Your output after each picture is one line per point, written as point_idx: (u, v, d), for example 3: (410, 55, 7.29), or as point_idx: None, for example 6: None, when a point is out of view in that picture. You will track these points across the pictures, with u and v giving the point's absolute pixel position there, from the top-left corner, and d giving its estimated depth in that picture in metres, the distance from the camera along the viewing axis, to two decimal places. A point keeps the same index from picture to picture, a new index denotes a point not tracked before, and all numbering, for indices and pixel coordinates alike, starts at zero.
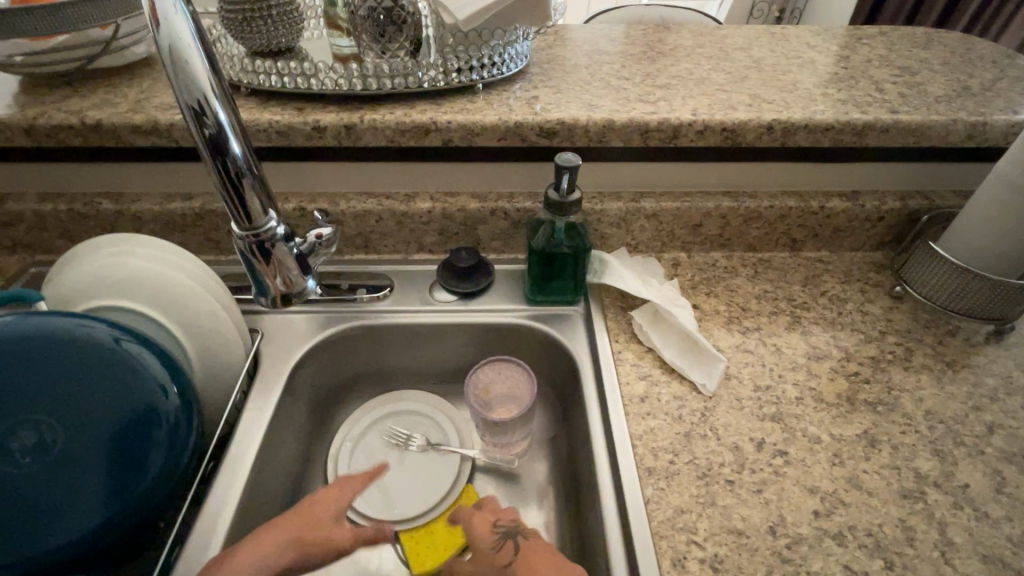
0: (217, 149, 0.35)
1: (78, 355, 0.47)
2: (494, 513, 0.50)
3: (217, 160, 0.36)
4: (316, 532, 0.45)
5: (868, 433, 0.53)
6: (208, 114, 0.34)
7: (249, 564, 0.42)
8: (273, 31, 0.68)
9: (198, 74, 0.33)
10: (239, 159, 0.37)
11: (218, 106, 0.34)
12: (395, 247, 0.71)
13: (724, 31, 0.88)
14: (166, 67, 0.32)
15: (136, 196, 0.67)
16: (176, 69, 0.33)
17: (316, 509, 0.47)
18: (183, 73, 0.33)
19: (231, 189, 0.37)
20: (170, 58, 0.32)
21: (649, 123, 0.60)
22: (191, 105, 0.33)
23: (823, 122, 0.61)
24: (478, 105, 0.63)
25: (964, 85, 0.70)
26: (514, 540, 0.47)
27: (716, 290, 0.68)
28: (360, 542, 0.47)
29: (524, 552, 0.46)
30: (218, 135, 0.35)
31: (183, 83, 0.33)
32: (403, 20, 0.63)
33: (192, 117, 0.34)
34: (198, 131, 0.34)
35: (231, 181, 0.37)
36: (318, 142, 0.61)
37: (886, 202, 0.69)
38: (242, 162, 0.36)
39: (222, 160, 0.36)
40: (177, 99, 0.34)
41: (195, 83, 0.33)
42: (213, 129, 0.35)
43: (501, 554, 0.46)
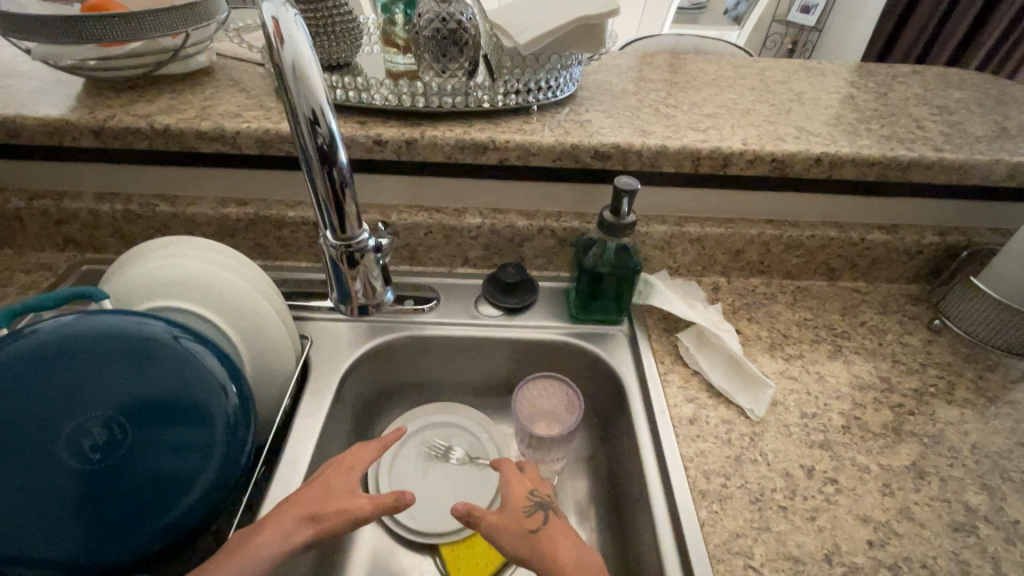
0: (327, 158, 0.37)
1: (143, 354, 0.47)
2: (533, 482, 0.51)
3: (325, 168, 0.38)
4: (333, 499, 0.46)
5: (916, 465, 0.53)
6: (321, 125, 0.36)
7: (273, 537, 0.42)
8: (333, 47, 0.71)
9: (318, 87, 0.35)
10: (343, 169, 0.39)
11: (329, 118, 0.37)
12: (440, 260, 0.72)
13: (762, 64, 0.90)
14: (289, 81, 0.35)
15: (192, 200, 0.69)
16: (297, 83, 0.35)
17: (331, 481, 0.48)
18: (303, 86, 0.35)
19: (335, 199, 0.39)
20: (291, 73, 0.35)
21: (701, 151, 0.62)
22: (307, 116, 0.36)
23: (869, 157, 0.63)
24: (533, 126, 0.65)
25: (1002, 127, 0.72)
26: (546, 513, 0.48)
27: (757, 316, 0.69)
28: (379, 509, 0.46)
29: (555, 525, 0.46)
30: (330, 144, 0.37)
31: (303, 95, 0.35)
32: (464, 41, 0.65)
33: (307, 128, 0.36)
34: (312, 140, 0.36)
35: (336, 190, 0.39)
36: (377, 156, 0.62)
37: (925, 237, 0.70)
38: (349, 172, 0.38)
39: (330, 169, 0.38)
40: (294, 111, 0.36)
41: (313, 94, 0.35)
42: (325, 139, 0.37)
43: (530, 520, 0.47)
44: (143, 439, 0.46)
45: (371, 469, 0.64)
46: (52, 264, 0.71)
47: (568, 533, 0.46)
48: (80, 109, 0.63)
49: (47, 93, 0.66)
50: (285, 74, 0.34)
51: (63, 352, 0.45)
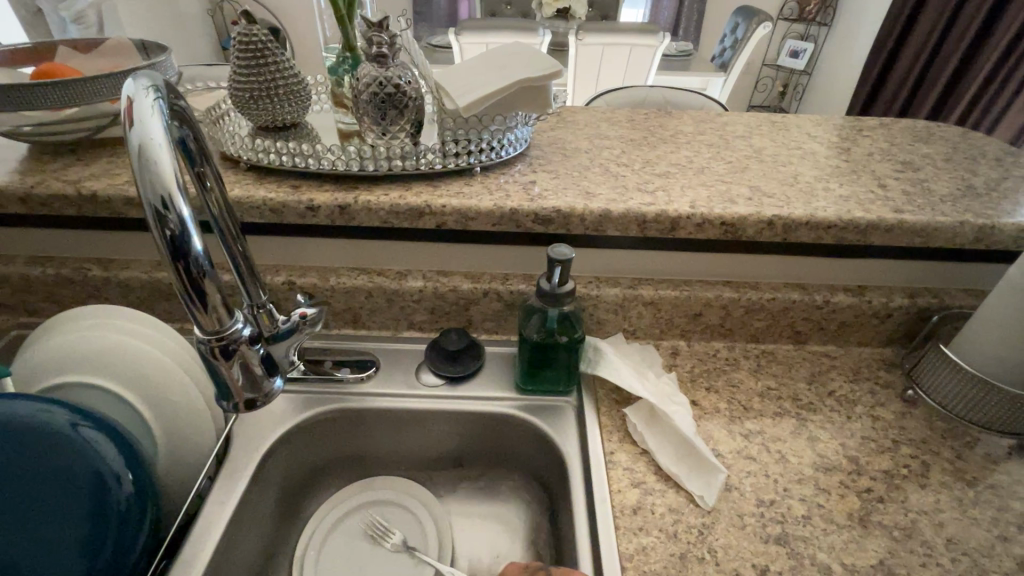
0: (179, 247, 0.32)
1: (29, 440, 0.44)
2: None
3: (176, 261, 0.32)
4: None
5: (884, 564, 0.48)
6: (170, 210, 0.32)
7: None
8: (278, 108, 0.70)
9: (166, 168, 0.31)
10: (202, 259, 0.33)
11: (182, 200, 0.32)
12: (384, 324, 0.69)
13: (725, 118, 0.89)
14: (133, 163, 0.31)
15: (127, 263, 0.66)
16: (142, 165, 0.31)
17: None
18: (149, 168, 0.31)
19: (191, 294, 0.33)
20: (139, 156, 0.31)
21: (647, 215, 0.59)
22: (153, 200, 0.31)
23: (825, 220, 0.60)
24: (475, 189, 0.62)
25: (968, 185, 0.69)
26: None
27: (717, 385, 0.65)
28: None
29: None
30: (180, 231, 0.32)
31: (147, 178, 0.31)
32: (405, 104, 0.64)
33: (153, 215, 0.31)
34: (158, 229, 0.31)
35: (192, 285, 0.33)
36: (310, 221, 0.60)
37: (894, 299, 0.66)
38: (206, 262, 0.33)
39: (183, 262, 0.32)
40: (140, 196, 0.31)
41: (163, 176, 0.31)
42: (175, 228, 0.32)
43: None
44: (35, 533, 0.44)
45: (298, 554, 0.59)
46: None
47: None
48: (14, 174, 0.62)
49: None
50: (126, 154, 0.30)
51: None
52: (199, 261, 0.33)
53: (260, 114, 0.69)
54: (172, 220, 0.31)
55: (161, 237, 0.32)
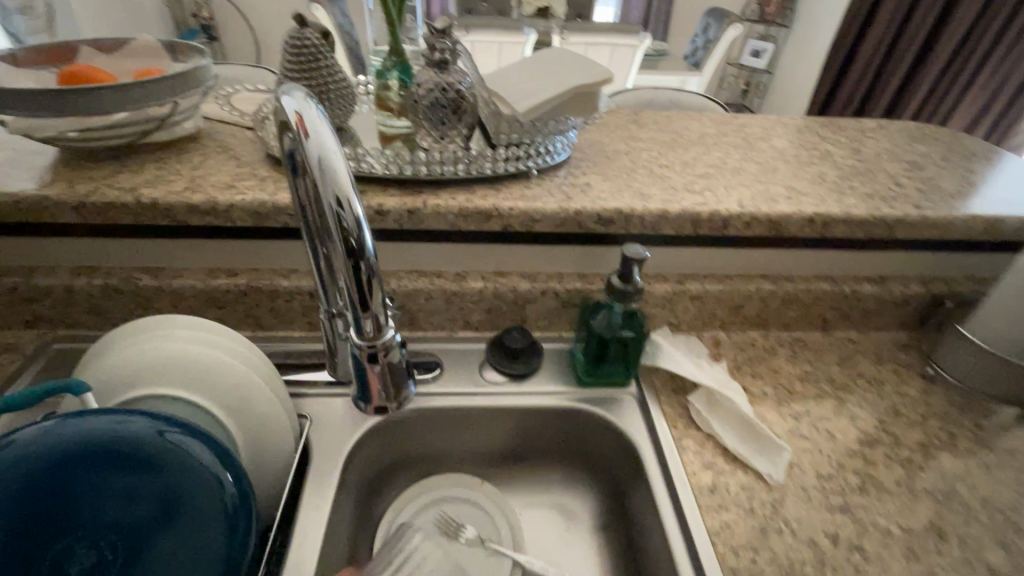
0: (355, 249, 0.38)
1: (127, 456, 0.43)
2: None
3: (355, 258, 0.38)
4: None
5: (934, 524, 0.53)
6: (349, 215, 0.36)
7: None
8: (328, 113, 0.70)
9: (346, 178, 0.35)
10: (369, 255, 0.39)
11: (356, 205, 0.37)
12: (441, 325, 0.70)
13: (740, 120, 0.94)
14: (316, 174, 0.35)
15: (178, 272, 0.65)
16: (325, 177, 0.35)
17: None
18: (331, 180, 0.35)
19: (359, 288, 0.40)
20: (318, 165, 0.35)
21: (701, 214, 0.63)
22: (335, 208, 0.36)
23: (858, 216, 0.66)
24: (535, 191, 0.65)
25: (969, 182, 0.76)
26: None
27: (760, 371, 0.69)
28: None
29: None
30: (358, 233, 0.37)
31: (330, 189, 0.35)
32: (463, 110, 0.65)
33: (334, 220, 0.36)
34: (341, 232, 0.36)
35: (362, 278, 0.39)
36: (379, 226, 0.61)
37: (911, 287, 0.73)
38: (375, 260, 0.39)
39: (357, 261, 0.38)
40: (321, 202, 0.36)
41: (342, 185, 0.35)
42: (353, 229, 0.37)
43: None
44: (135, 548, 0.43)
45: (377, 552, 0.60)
46: (18, 344, 0.65)
47: None
48: (60, 183, 0.60)
49: (21, 167, 0.62)
50: (316, 165, 0.34)
51: (29, 473, 0.40)
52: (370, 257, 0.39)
53: None
54: (352, 223, 0.36)
55: (340, 238, 0.37)
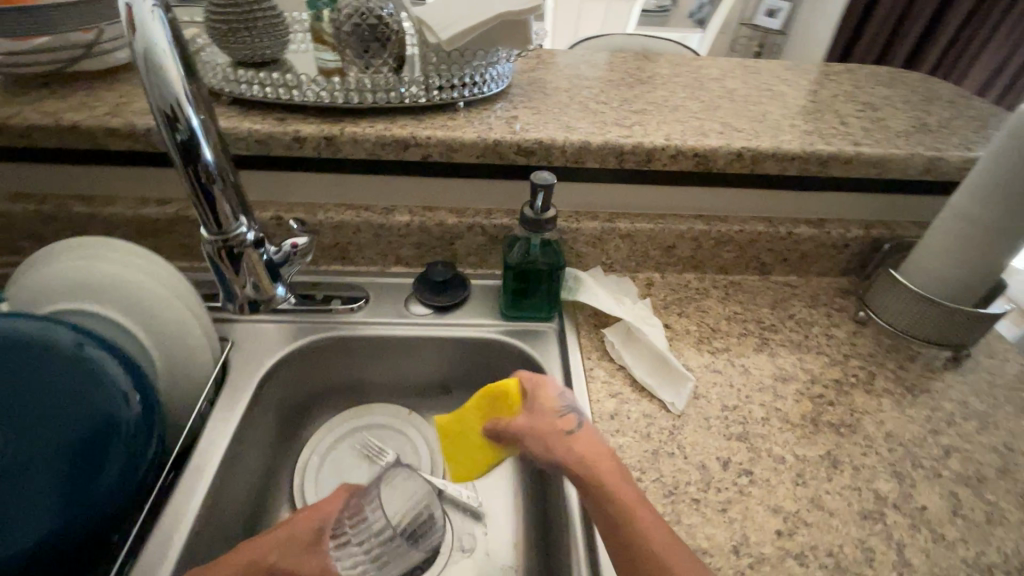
0: (189, 157, 0.37)
1: (38, 359, 0.45)
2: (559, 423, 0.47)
3: (188, 166, 0.38)
4: (556, 434, 0.46)
5: (831, 454, 0.54)
6: (180, 120, 0.36)
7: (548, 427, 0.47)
8: (258, 43, 0.69)
9: (172, 79, 0.35)
10: (210, 166, 0.39)
11: (190, 112, 0.36)
12: (372, 259, 0.71)
13: (700, 63, 0.91)
14: (142, 72, 0.34)
15: (110, 200, 0.66)
16: (152, 77, 0.35)
17: (549, 429, 0.46)
18: (159, 81, 0.35)
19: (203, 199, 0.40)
20: (145, 63, 0.34)
21: (624, 146, 0.62)
22: (164, 111, 0.35)
23: (790, 151, 0.64)
24: (459, 122, 0.64)
25: (922, 123, 0.73)
26: (577, 417, 0.48)
27: (687, 311, 0.69)
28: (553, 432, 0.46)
29: (584, 438, 0.46)
30: (191, 141, 0.37)
31: (158, 91, 0.35)
32: (388, 37, 0.64)
33: (165, 124, 0.36)
34: (170, 137, 0.36)
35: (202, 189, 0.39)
36: (297, 153, 0.61)
37: (850, 231, 0.71)
38: (213, 172, 0.39)
39: (195, 169, 0.38)
40: (151, 103, 0.36)
41: (172, 88, 0.35)
42: (187, 136, 0.37)
43: (564, 424, 0.47)
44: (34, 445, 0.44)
45: (297, 474, 0.63)
46: None
47: (598, 444, 0.46)
48: None
49: None
50: (136, 62, 0.33)
51: None
52: (208, 168, 0.39)
53: (239, 48, 0.69)
54: (183, 130, 0.36)
55: (172, 143, 0.37)
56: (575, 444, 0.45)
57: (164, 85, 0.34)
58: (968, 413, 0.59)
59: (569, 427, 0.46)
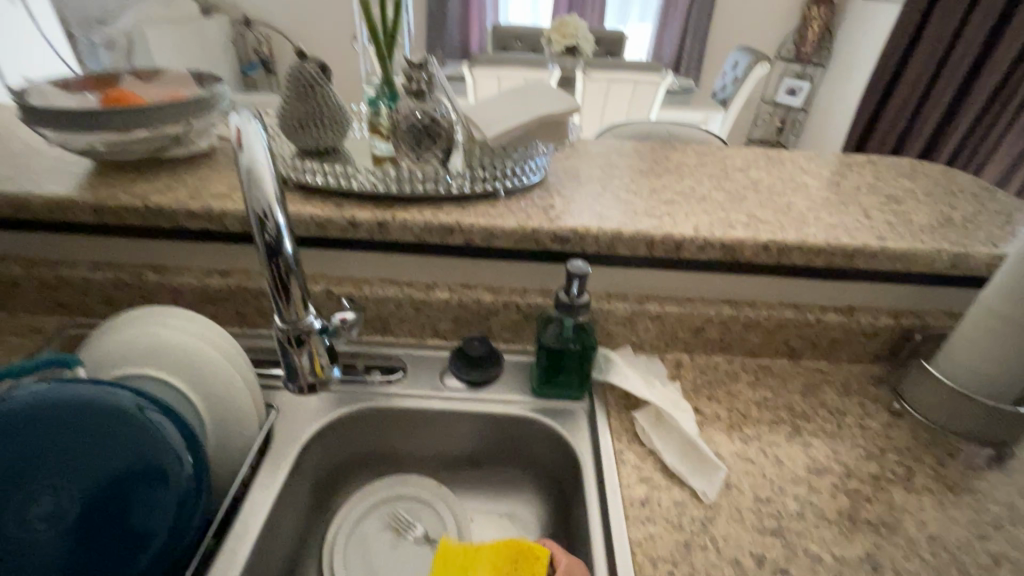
0: (272, 250, 0.43)
1: (105, 424, 0.48)
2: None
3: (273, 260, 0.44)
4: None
5: (870, 556, 0.52)
6: (269, 219, 0.42)
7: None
8: (322, 136, 0.77)
9: (269, 189, 0.41)
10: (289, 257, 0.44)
11: (279, 214, 0.43)
12: (410, 332, 0.75)
13: (725, 152, 0.97)
14: (244, 182, 0.41)
15: (179, 270, 0.73)
16: (251, 185, 0.41)
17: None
18: (256, 188, 0.41)
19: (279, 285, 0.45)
20: (248, 175, 0.41)
21: (655, 236, 0.66)
22: (257, 212, 0.42)
23: (815, 245, 0.66)
24: (499, 210, 0.69)
25: (946, 217, 0.76)
26: None
27: (717, 394, 0.70)
28: None
29: None
30: (276, 237, 0.43)
31: (255, 196, 0.41)
32: (438, 134, 0.71)
33: (257, 224, 0.42)
34: (261, 236, 0.42)
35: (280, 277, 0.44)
36: (351, 235, 0.67)
37: (880, 319, 0.72)
38: (292, 262, 0.44)
39: (275, 260, 0.44)
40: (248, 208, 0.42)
41: (265, 193, 0.41)
42: (273, 233, 0.43)
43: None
44: (93, 506, 0.47)
45: (326, 545, 0.64)
46: (41, 327, 0.73)
47: None
48: (84, 188, 0.69)
49: (58, 174, 0.72)
50: (241, 175, 0.40)
51: (20, 421, 0.45)
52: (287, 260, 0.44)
53: (306, 139, 0.77)
54: (271, 227, 0.42)
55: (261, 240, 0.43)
56: None
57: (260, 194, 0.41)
58: (1015, 517, 0.57)
59: None
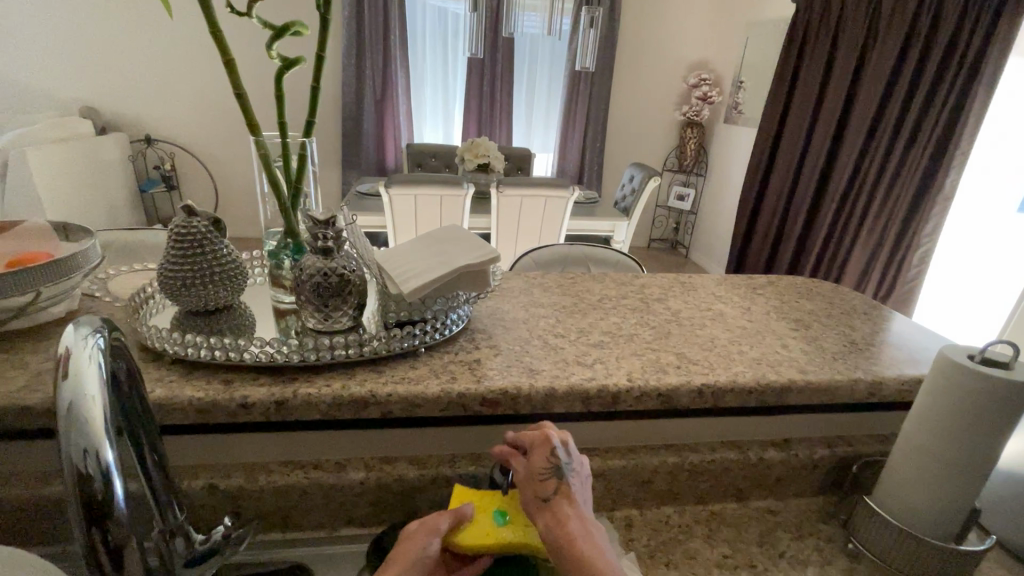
0: (99, 512, 0.31)
1: None
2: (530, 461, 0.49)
3: (93, 529, 0.31)
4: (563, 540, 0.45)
5: None
6: (91, 469, 0.31)
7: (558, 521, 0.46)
8: (211, 294, 0.68)
9: (93, 422, 0.32)
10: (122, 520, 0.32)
11: (108, 455, 0.32)
12: (319, 523, 0.62)
13: (642, 280, 1.00)
14: (61, 421, 0.31)
15: (3, 479, 0.56)
16: (70, 425, 0.31)
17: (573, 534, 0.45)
18: (78, 427, 0.31)
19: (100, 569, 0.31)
20: (67, 408, 0.32)
21: (590, 391, 0.62)
22: (73, 459, 0.31)
23: (747, 385, 0.66)
24: (420, 372, 0.63)
25: (850, 340, 0.80)
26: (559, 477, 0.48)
27: (675, 559, 0.63)
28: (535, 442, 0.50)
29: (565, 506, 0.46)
30: (101, 491, 0.31)
31: (74, 437, 0.31)
32: (348, 290, 0.65)
33: (72, 475, 0.31)
34: (76, 493, 0.31)
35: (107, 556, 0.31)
36: (243, 419, 0.56)
37: (817, 451, 0.71)
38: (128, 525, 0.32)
39: (99, 531, 0.31)
40: (62, 455, 0.31)
41: (90, 427, 0.32)
42: (96, 487, 0.31)
43: (541, 487, 0.47)
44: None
45: None
46: None
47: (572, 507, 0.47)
48: None
49: None
50: (55, 409, 0.31)
51: None
52: (122, 526, 0.32)
53: (191, 300, 0.67)
54: (95, 479, 0.31)
55: (79, 501, 0.31)
56: (558, 516, 0.46)
57: (83, 429, 0.31)
58: None
59: (546, 495, 0.47)
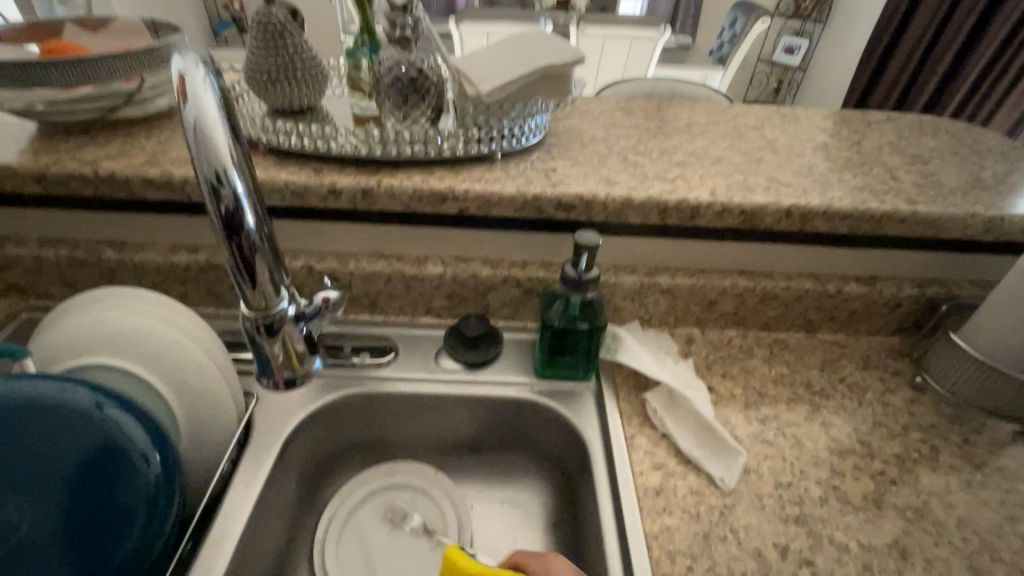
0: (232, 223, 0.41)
1: (72, 427, 0.42)
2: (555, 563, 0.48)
3: (231, 234, 0.42)
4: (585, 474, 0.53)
5: (898, 543, 0.49)
6: (223, 188, 0.39)
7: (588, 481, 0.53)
8: (295, 92, 0.69)
9: (219, 151, 0.38)
10: (248, 229, 0.43)
11: (234, 180, 0.40)
12: (401, 310, 0.69)
13: (736, 110, 0.90)
14: (192, 141, 0.37)
15: (140, 246, 0.65)
16: (199, 146, 0.38)
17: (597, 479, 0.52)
18: (205, 151, 0.38)
19: (241, 257, 0.44)
20: (193, 129, 0.37)
21: (668, 203, 0.60)
22: (209, 180, 0.39)
23: (841, 210, 0.61)
24: (495, 174, 0.63)
25: (976, 178, 0.70)
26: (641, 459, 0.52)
27: (731, 372, 0.65)
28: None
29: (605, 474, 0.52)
30: (234, 208, 0.40)
31: (204, 159, 0.38)
32: (427, 89, 0.64)
33: (210, 190, 0.39)
34: (215, 205, 0.40)
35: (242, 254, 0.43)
36: (332, 205, 0.60)
37: (903, 289, 0.68)
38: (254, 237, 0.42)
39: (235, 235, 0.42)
40: (198, 170, 0.39)
41: (217, 157, 0.38)
42: (229, 202, 0.40)
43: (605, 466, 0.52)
44: (76, 506, 0.43)
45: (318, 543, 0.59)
46: None
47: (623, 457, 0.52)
48: (26, 154, 0.61)
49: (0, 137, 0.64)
50: (186, 131, 0.37)
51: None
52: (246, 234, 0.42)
53: (277, 97, 0.68)
54: (226, 196, 0.40)
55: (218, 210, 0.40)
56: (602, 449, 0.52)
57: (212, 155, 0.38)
58: None
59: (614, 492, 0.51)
